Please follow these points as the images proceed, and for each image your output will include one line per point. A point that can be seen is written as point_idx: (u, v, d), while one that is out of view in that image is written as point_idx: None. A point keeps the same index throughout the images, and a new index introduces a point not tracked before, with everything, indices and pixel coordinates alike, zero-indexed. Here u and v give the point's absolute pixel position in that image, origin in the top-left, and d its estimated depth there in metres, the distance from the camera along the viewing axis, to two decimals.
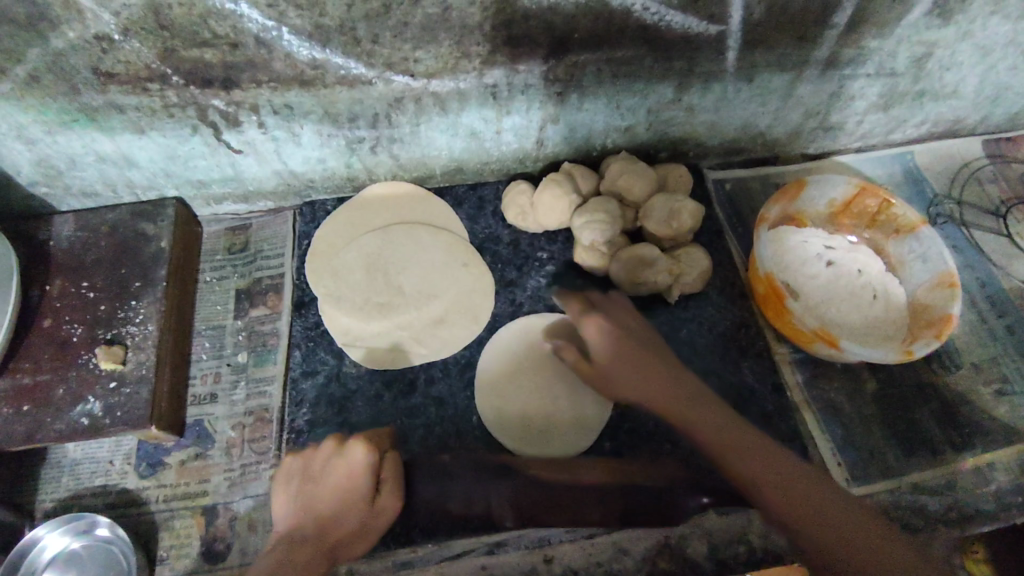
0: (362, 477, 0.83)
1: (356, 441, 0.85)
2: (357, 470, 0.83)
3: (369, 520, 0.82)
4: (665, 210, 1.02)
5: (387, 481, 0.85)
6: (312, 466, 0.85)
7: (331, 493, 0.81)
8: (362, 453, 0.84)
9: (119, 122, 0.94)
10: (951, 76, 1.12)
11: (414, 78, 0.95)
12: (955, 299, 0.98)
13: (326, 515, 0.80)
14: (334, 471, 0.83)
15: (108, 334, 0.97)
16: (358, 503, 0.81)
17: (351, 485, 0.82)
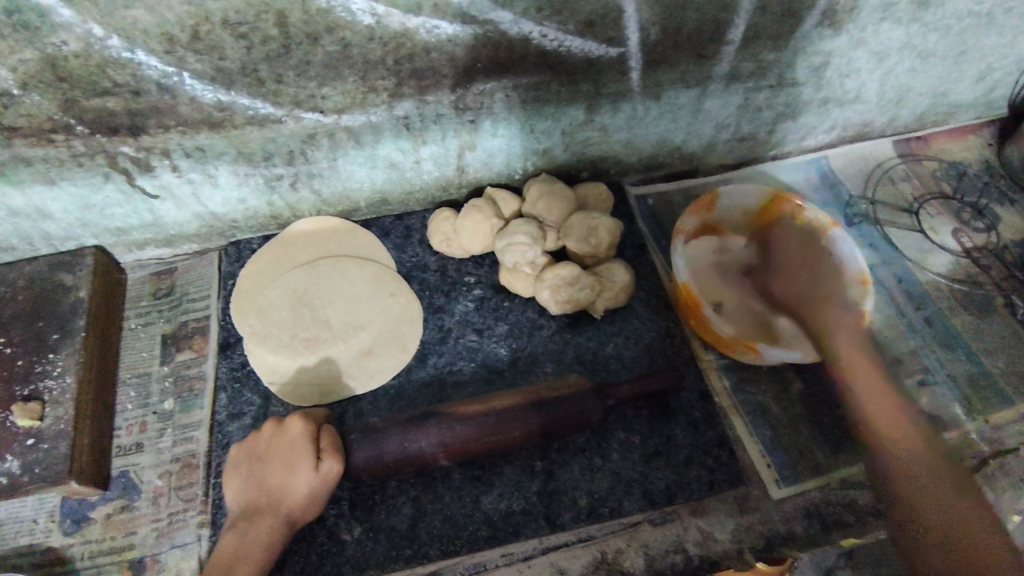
0: (301, 445, 0.85)
1: (295, 416, 0.88)
2: (297, 439, 0.86)
3: (314, 482, 0.83)
4: (584, 228, 1.04)
5: (328, 450, 0.85)
6: (260, 440, 0.89)
7: (276, 463, 0.85)
8: (299, 424, 0.87)
9: (28, 175, 0.93)
10: (851, 82, 1.17)
11: (324, 114, 0.96)
12: (869, 296, 1.02)
13: (274, 487, 0.85)
14: (281, 443, 0.87)
15: (26, 390, 0.95)
16: (297, 469, 0.84)
17: (292, 454, 0.85)
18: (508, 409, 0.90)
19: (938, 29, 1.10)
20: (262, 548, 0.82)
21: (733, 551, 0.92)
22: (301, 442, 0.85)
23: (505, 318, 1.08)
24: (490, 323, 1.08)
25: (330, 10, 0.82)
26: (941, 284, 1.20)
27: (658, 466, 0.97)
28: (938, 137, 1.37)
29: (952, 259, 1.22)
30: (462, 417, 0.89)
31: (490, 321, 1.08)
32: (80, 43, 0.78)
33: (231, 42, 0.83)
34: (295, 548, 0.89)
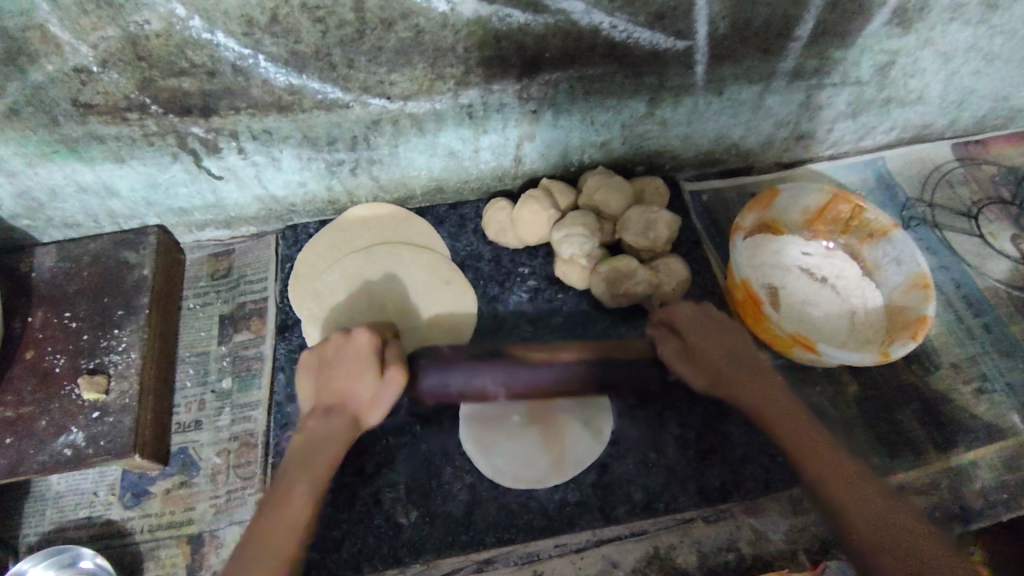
0: (366, 362, 0.81)
1: (360, 329, 0.83)
2: (365, 354, 0.82)
3: (374, 397, 0.81)
4: (642, 222, 1.04)
5: (392, 359, 0.83)
6: (324, 350, 0.83)
7: (330, 438, 0.78)
8: (361, 377, 0.81)
9: (99, 153, 0.95)
10: (915, 82, 1.15)
11: (390, 101, 0.96)
12: (930, 300, 1.01)
13: (339, 385, 0.81)
14: (344, 359, 0.82)
15: (91, 364, 0.97)
16: (365, 359, 0.82)
17: (359, 363, 0.81)
18: (572, 424, 0.96)
19: (1009, 31, 1.08)
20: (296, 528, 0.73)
21: (788, 552, 0.90)
22: (368, 350, 0.82)
23: (560, 310, 1.08)
24: (544, 315, 1.08)
25: None
26: (999, 290, 1.17)
27: (713, 463, 0.96)
28: (998, 141, 1.34)
29: (1011, 265, 1.20)
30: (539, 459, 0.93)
31: (544, 312, 1.08)
32: (162, 22, 0.79)
33: (307, 26, 0.83)
34: (352, 529, 0.90)
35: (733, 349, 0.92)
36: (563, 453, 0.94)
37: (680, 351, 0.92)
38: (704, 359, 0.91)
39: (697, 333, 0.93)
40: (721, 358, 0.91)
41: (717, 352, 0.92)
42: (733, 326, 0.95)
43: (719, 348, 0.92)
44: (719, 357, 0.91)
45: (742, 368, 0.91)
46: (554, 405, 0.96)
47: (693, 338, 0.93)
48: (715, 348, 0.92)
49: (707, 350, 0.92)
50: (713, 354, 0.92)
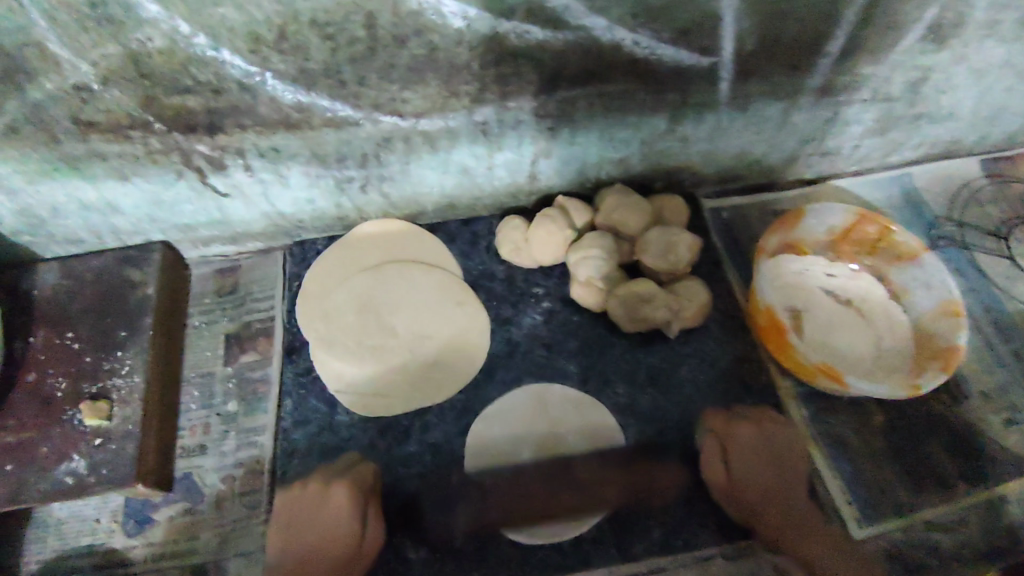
0: (347, 527, 0.85)
1: (339, 483, 0.88)
2: (342, 502, 0.87)
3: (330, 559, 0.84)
4: (662, 245, 1.00)
5: (372, 508, 0.89)
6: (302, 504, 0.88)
7: (303, 520, 0.87)
8: (344, 492, 0.87)
9: (101, 171, 0.92)
10: (947, 99, 1.11)
11: (402, 118, 0.92)
12: (962, 329, 0.97)
13: (314, 531, 0.86)
14: (325, 511, 0.87)
15: (94, 388, 0.94)
16: (336, 515, 0.86)
17: (336, 531, 0.85)
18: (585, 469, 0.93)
19: None
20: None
21: None
22: (346, 500, 0.87)
23: (575, 334, 1.05)
24: (559, 338, 1.04)
25: (421, 13, 0.79)
26: None
27: None
28: None
29: None
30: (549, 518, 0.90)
31: (559, 336, 1.05)
32: (166, 39, 0.76)
33: (317, 43, 0.79)
34: None
35: (779, 477, 0.92)
36: (581, 504, 0.91)
37: (721, 462, 0.92)
38: (740, 457, 0.92)
39: (743, 429, 0.95)
40: (755, 469, 0.92)
41: (755, 461, 0.92)
42: (778, 428, 0.96)
43: (761, 459, 0.92)
44: (750, 463, 0.92)
45: (773, 472, 0.92)
46: (561, 445, 0.94)
47: (734, 449, 0.93)
48: (754, 461, 0.92)
49: (749, 458, 0.92)
50: (753, 481, 0.91)
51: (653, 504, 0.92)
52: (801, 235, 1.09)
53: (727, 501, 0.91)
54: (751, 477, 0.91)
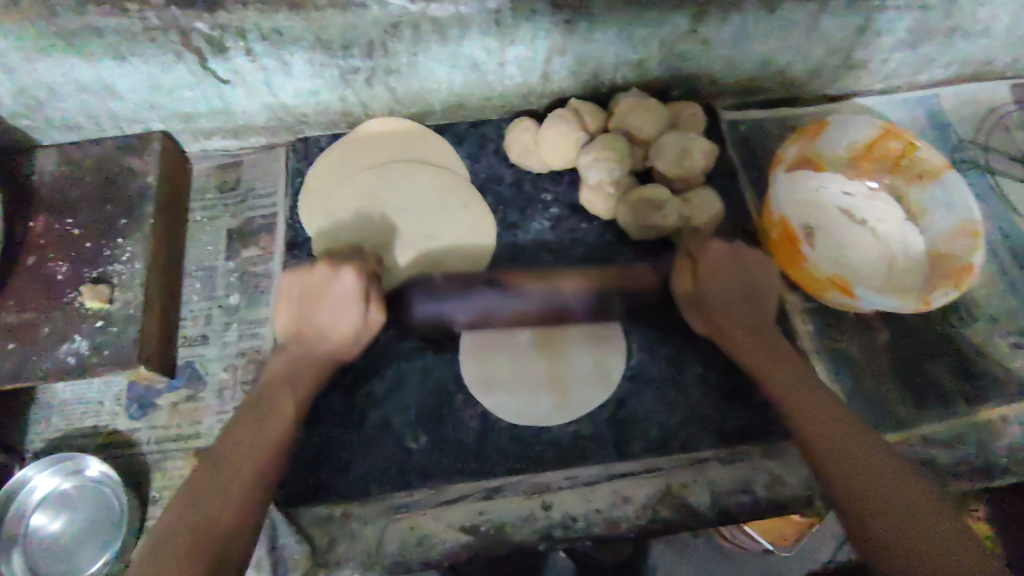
0: (350, 333, 0.82)
1: (345, 263, 0.82)
2: (347, 292, 0.82)
3: (335, 313, 0.82)
4: (677, 148, 0.97)
5: (376, 297, 0.84)
6: (312, 281, 0.83)
7: (314, 303, 0.82)
8: (352, 280, 0.82)
9: (98, 48, 0.88)
10: (985, 11, 1.05)
11: (411, 1, 0.87)
12: (977, 249, 0.94)
13: (318, 320, 0.82)
14: (332, 289, 0.82)
15: (95, 273, 0.93)
16: (348, 319, 0.82)
17: (342, 302, 0.82)
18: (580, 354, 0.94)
19: None
20: (233, 509, 0.70)
21: (802, 497, 0.90)
22: (352, 290, 0.81)
23: (582, 240, 1.03)
24: (565, 245, 1.03)
25: None
26: None
27: (735, 405, 0.92)
28: None
29: None
30: (539, 404, 0.90)
31: (566, 241, 1.03)
32: None
33: None
34: (363, 452, 0.88)
35: (758, 314, 0.87)
36: (570, 396, 0.91)
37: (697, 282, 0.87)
38: (718, 305, 0.86)
39: (715, 250, 0.88)
40: (736, 313, 0.87)
41: (728, 296, 0.86)
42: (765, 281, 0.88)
43: (744, 292, 0.87)
44: (732, 300, 0.87)
45: (750, 317, 0.87)
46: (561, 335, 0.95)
47: (706, 265, 0.87)
48: (727, 286, 0.87)
49: (720, 275, 0.86)
50: (724, 304, 0.87)
51: (646, 406, 0.92)
52: (821, 149, 1.06)
53: (719, 361, 0.88)
54: (722, 297, 0.86)
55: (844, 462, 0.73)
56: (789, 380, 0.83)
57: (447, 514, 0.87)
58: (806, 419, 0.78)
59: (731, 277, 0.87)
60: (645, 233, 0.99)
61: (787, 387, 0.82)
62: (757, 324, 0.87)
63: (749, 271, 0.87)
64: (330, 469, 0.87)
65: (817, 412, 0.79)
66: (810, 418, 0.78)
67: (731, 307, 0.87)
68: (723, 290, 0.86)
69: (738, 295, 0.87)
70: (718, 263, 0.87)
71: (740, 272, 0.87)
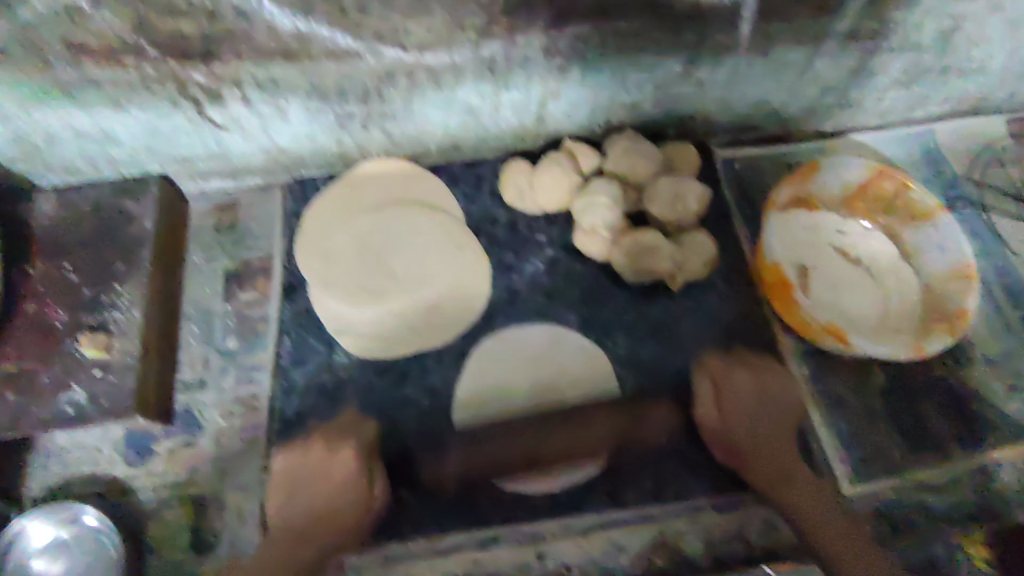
0: (354, 479, 0.85)
1: (343, 448, 0.88)
2: (345, 481, 0.85)
3: (322, 467, 0.87)
4: (670, 194, 0.97)
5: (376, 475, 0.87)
6: (295, 469, 0.88)
7: (312, 488, 0.86)
8: (348, 457, 0.87)
9: (95, 99, 0.89)
10: (979, 51, 1.05)
11: (405, 51, 0.87)
12: (973, 292, 0.94)
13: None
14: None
15: (92, 320, 0.94)
16: (345, 464, 0.87)
17: (340, 487, 0.85)
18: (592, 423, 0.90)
19: None
20: None
21: (799, 544, 0.89)
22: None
23: (577, 283, 1.03)
24: (560, 287, 1.03)
25: None
26: None
27: None
28: None
29: None
30: (529, 464, 0.88)
31: (561, 284, 1.03)
32: None
33: None
34: None
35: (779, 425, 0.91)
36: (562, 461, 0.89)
37: (714, 400, 0.92)
38: (736, 407, 0.90)
39: (741, 373, 0.94)
40: (747, 420, 0.90)
41: (747, 406, 0.91)
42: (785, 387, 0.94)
43: (754, 400, 0.91)
44: (746, 417, 0.90)
45: (761, 419, 0.90)
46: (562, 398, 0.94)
47: (727, 387, 0.92)
48: (744, 394, 0.92)
49: (732, 399, 0.91)
50: (745, 425, 0.89)
51: (638, 454, 0.91)
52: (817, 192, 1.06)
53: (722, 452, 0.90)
54: (736, 397, 0.91)
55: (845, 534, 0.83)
56: (815, 491, 0.86)
57: (441, 563, 0.87)
58: (805, 518, 0.84)
59: (769, 380, 0.94)
60: (640, 277, 0.99)
61: (778, 470, 0.87)
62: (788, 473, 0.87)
63: (764, 394, 0.92)
64: None
65: (823, 516, 0.84)
66: (809, 519, 0.84)
67: (784, 391, 0.93)
68: (739, 395, 0.92)
69: (764, 385, 0.93)
70: (736, 380, 0.93)
71: (753, 383, 0.93)
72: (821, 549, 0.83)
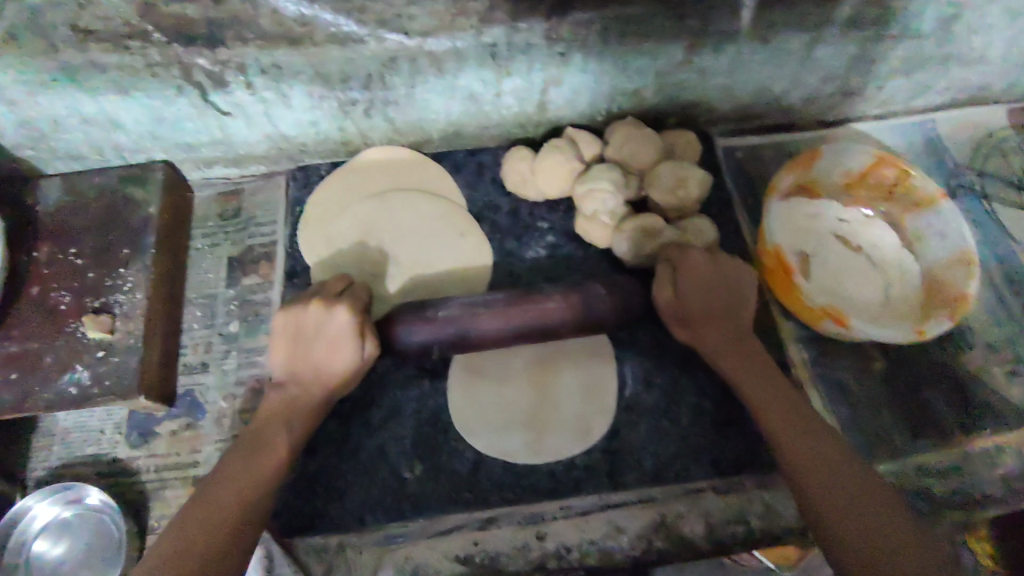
0: (348, 334, 0.82)
1: (344, 303, 0.83)
2: (341, 331, 0.83)
3: (337, 347, 0.83)
4: (671, 179, 0.98)
5: (371, 331, 0.84)
6: (302, 323, 0.84)
7: (319, 356, 0.83)
8: (354, 346, 0.82)
9: (101, 84, 0.90)
10: (980, 40, 1.05)
11: (408, 37, 0.88)
12: (973, 278, 0.94)
13: (315, 360, 0.84)
14: (325, 329, 0.83)
15: (97, 303, 0.95)
16: (360, 350, 0.83)
17: (338, 341, 0.83)
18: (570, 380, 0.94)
19: None
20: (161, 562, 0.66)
21: (797, 527, 0.89)
22: (346, 329, 0.82)
23: (577, 268, 1.04)
24: (561, 273, 1.04)
25: None
26: None
27: (728, 435, 0.93)
28: None
29: None
30: (512, 428, 0.91)
31: (561, 269, 1.04)
32: None
33: None
34: (359, 482, 0.89)
35: (732, 305, 0.88)
36: (546, 432, 0.91)
37: (672, 287, 0.87)
38: (697, 302, 0.87)
39: (696, 254, 0.88)
40: (709, 298, 0.87)
41: (705, 294, 0.87)
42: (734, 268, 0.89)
43: (706, 285, 0.87)
44: (705, 303, 0.87)
45: (727, 324, 0.87)
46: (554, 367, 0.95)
47: (685, 269, 0.87)
48: (701, 273, 0.87)
49: (699, 276, 0.87)
50: (712, 320, 0.87)
51: (636, 438, 0.92)
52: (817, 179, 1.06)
53: (682, 330, 0.88)
54: (708, 326, 0.87)
55: (816, 462, 0.74)
56: (770, 377, 0.84)
57: (441, 543, 0.87)
58: (774, 409, 0.80)
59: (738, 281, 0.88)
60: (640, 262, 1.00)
61: (742, 372, 0.85)
62: (756, 363, 0.85)
63: (728, 288, 0.88)
64: (328, 498, 0.89)
65: (781, 403, 0.81)
66: (766, 406, 0.81)
67: (738, 290, 0.88)
68: (705, 292, 0.87)
69: (739, 299, 0.88)
70: (692, 263, 0.87)
71: (710, 264, 0.87)
72: (808, 491, 0.73)
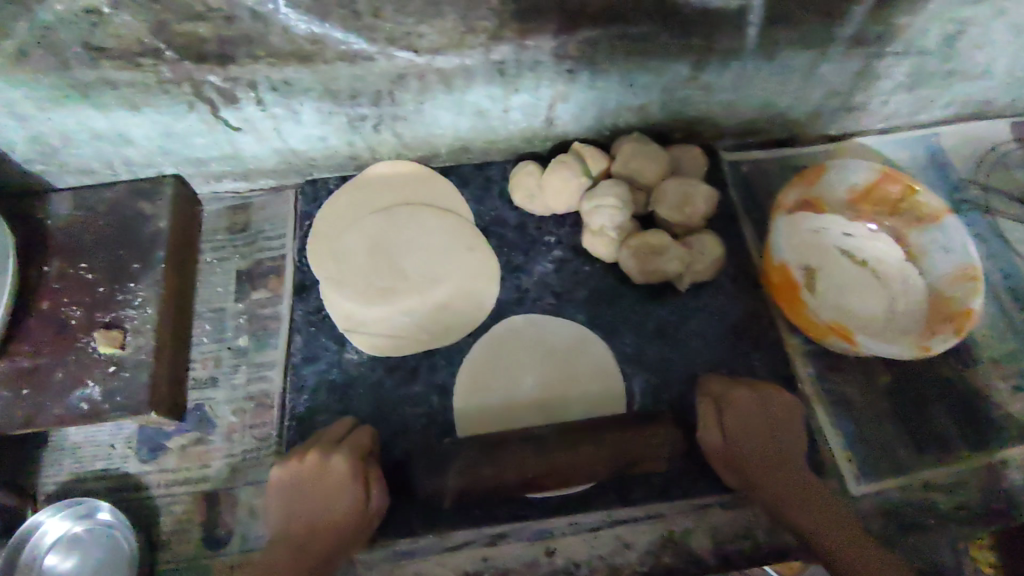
0: (347, 474, 0.82)
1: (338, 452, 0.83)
2: (342, 475, 0.82)
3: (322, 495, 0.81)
4: (678, 195, 0.98)
5: (373, 477, 0.85)
6: (301, 470, 0.82)
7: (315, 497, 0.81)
8: (344, 463, 0.82)
9: (112, 100, 0.90)
10: (984, 56, 1.05)
11: (418, 54, 0.88)
12: (978, 293, 0.93)
13: (326, 486, 0.81)
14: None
15: (107, 318, 0.95)
16: (343, 496, 0.81)
17: (338, 488, 0.81)
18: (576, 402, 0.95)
19: None
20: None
21: (804, 543, 0.90)
22: (347, 475, 0.82)
23: (585, 284, 1.04)
24: (568, 288, 1.04)
25: None
26: None
27: None
28: None
29: None
30: None
31: (569, 284, 1.04)
32: None
33: None
34: None
35: (767, 424, 0.86)
36: None
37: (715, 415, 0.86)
38: (736, 423, 0.85)
39: (742, 392, 0.88)
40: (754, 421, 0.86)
41: (748, 426, 0.85)
42: (778, 397, 0.88)
43: (750, 415, 0.86)
44: (744, 431, 0.85)
45: (761, 415, 0.86)
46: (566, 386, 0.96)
47: (731, 406, 0.87)
48: (748, 421, 0.85)
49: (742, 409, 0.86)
50: (748, 444, 0.84)
51: None
52: (824, 193, 1.06)
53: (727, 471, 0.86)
54: (747, 445, 0.84)
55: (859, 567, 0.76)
56: (812, 508, 0.81)
57: (453, 558, 0.89)
58: (790, 507, 0.82)
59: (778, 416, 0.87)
60: (647, 278, 1.00)
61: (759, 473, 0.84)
62: (773, 463, 0.84)
63: (765, 439, 0.85)
64: None
65: (802, 508, 0.81)
66: (795, 511, 0.81)
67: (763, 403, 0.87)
68: (746, 406, 0.86)
69: (770, 429, 0.85)
70: (737, 399, 0.87)
71: (754, 401, 0.87)
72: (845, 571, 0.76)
